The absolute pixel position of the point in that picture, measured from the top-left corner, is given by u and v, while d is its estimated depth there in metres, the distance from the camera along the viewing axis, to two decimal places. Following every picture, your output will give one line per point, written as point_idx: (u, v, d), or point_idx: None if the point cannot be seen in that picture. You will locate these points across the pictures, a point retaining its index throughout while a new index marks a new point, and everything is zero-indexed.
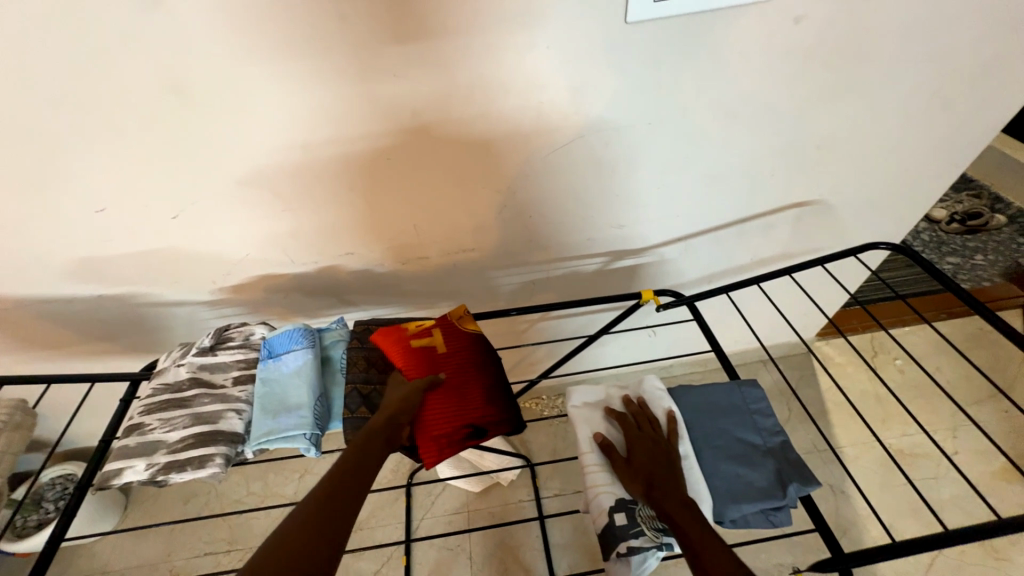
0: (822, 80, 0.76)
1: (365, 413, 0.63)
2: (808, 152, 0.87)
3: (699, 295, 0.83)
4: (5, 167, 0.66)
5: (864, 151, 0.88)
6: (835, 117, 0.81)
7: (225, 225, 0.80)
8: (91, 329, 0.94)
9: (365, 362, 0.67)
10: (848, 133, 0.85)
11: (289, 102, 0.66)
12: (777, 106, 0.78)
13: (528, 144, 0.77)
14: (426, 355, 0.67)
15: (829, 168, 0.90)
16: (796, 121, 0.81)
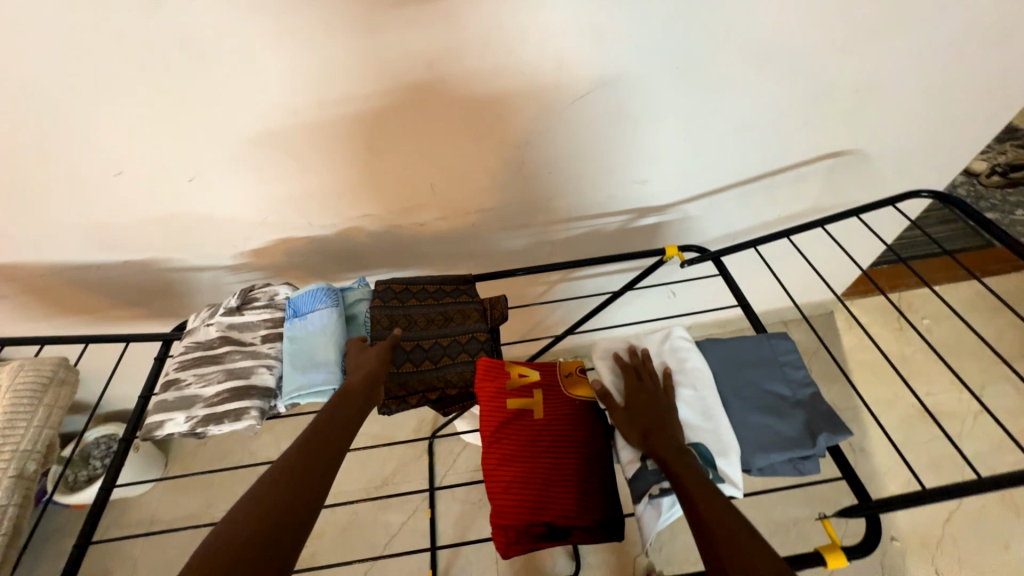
0: (870, 13, 0.69)
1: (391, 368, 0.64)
2: (847, 97, 0.81)
3: (725, 250, 0.80)
4: (19, 130, 0.65)
5: (910, 94, 0.82)
6: (880, 56, 0.75)
7: (241, 188, 0.79)
8: (121, 294, 0.96)
9: (388, 319, 0.67)
10: (893, 75, 0.79)
11: (298, 54, 0.63)
12: (817, 45, 0.72)
13: (551, 96, 0.73)
14: (519, 422, 0.58)
15: (870, 113, 0.85)
16: (837, 62, 0.75)
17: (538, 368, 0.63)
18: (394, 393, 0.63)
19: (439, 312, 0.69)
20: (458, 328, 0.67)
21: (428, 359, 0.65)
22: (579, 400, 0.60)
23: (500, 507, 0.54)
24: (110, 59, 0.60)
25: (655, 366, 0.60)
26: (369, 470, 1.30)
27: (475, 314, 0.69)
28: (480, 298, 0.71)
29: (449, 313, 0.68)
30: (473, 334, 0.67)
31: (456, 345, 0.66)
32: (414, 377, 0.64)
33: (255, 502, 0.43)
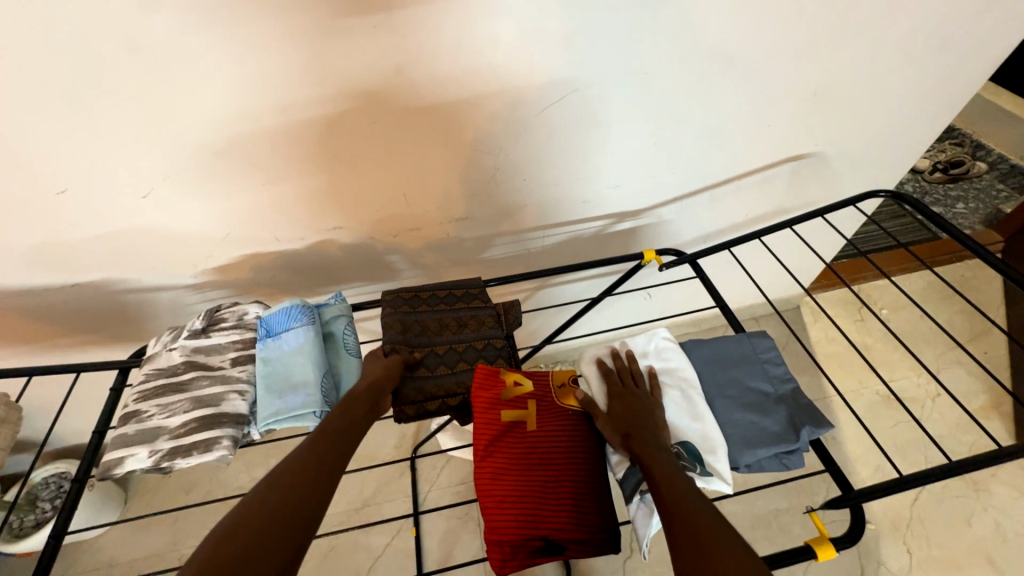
0: (823, 22, 0.73)
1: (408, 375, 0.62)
2: (806, 102, 0.85)
3: (700, 252, 0.82)
4: None
5: (862, 98, 0.87)
6: (834, 62, 0.80)
7: (203, 202, 0.75)
8: (69, 320, 0.89)
9: (401, 325, 0.64)
10: (846, 80, 0.83)
11: (262, 60, 0.60)
12: (777, 52, 0.75)
13: (526, 102, 0.73)
14: (513, 434, 0.57)
15: (826, 116, 0.89)
16: (798, 69, 0.79)
17: (531, 377, 0.62)
18: (411, 399, 0.61)
19: (452, 318, 0.67)
20: (473, 334, 0.66)
21: (442, 364, 0.63)
22: (571, 408, 0.59)
23: (495, 522, 0.52)
24: (51, 65, 0.55)
25: (643, 370, 0.61)
26: (349, 492, 1.26)
27: (491, 320, 0.67)
28: (493, 304, 0.70)
29: (463, 318, 0.67)
30: (490, 341, 0.66)
31: (472, 351, 0.65)
32: (430, 384, 0.62)
33: (249, 512, 0.40)
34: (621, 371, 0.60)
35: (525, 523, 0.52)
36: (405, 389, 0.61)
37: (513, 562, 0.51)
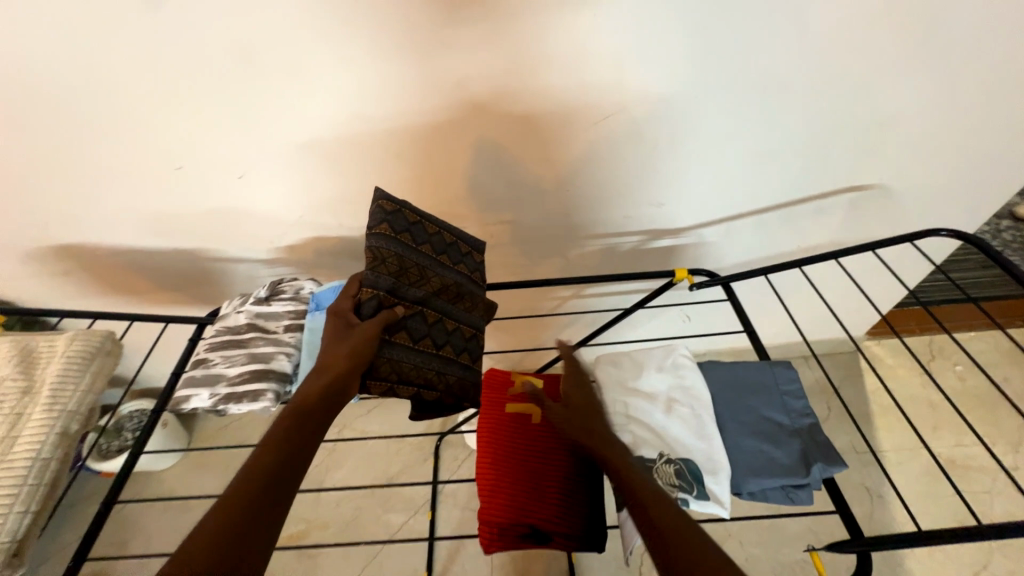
0: (891, 52, 0.70)
1: (391, 338, 0.60)
2: (871, 133, 0.81)
3: (735, 275, 0.80)
4: (98, 125, 0.74)
5: (938, 132, 0.82)
6: (904, 93, 0.75)
7: (282, 188, 0.86)
8: (166, 279, 1.05)
9: (397, 267, 0.62)
10: (919, 112, 0.78)
11: (342, 71, 0.69)
12: (837, 80, 0.73)
13: (571, 117, 0.77)
14: (517, 425, 0.61)
15: (894, 148, 0.84)
16: (861, 97, 0.76)
17: (541, 378, 0.66)
18: (383, 370, 0.58)
19: (453, 283, 0.67)
20: (464, 315, 0.68)
21: (426, 338, 0.63)
22: None
23: (485, 504, 0.55)
24: (181, 67, 0.68)
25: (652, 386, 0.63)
26: (375, 467, 1.37)
27: (483, 306, 0.71)
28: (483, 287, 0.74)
29: (461, 290, 0.68)
30: (473, 331, 0.69)
31: (459, 338, 0.66)
32: (406, 358, 0.60)
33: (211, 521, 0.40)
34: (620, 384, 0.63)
35: (515, 511, 0.54)
36: (380, 358, 0.58)
37: (500, 544, 0.54)
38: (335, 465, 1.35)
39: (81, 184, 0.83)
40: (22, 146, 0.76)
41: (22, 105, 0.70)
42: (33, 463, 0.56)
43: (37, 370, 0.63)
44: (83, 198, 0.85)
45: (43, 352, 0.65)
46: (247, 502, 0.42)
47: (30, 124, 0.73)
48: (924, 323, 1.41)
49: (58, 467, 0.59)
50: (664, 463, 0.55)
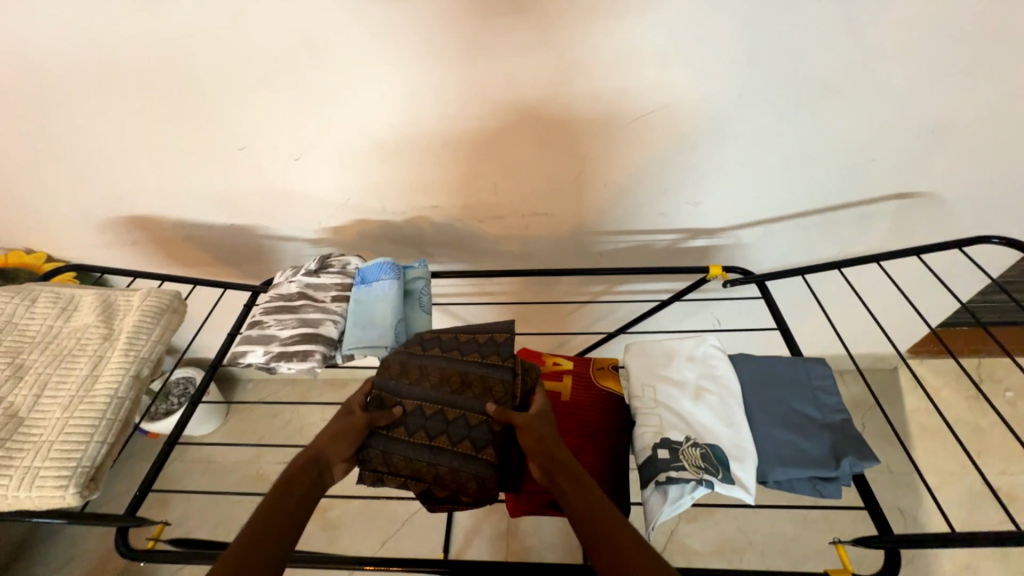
0: (950, 55, 0.69)
1: (379, 430, 0.60)
2: (922, 139, 0.80)
3: (771, 274, 0.80)
4: (178, 106, 0.81)
5: (997, 140, 0.79)
6: (961, 98, 0.74)
7: (335, 171, 0.92)
8: (222, 253, 1.13)
9: (399, 367, 0.64)
10: (976, 118, 0.76)
11: (399, 63, 0.73)
12: (889, 82, 0.73)
13: (614, 112, 0.79)
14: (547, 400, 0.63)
15: (948, 155, 0.82)
16: (914, 102, 0.75)
17: (571, 359, 0.69)
18: (374, 464, 0.60)
19: (456, 372, 0.63)
20: (475, 400, 0.62)
21: (423, 431, 0.61)
22: (605, 390, 0.64)
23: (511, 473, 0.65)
24: (255, 54, 0.73)
25: (682, 373, 0.64)
26: None
27: (499, 389, 0.62)
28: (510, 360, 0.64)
29: (468, 376, 0.63)
30: (481, 417, 0.61)
31: (462, 426, 0.61)
32: (398, 452, 0.60)
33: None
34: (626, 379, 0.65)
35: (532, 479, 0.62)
36: (370, 449, 0.60)
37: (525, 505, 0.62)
38: None
39: (158, 160, 0.91)
40: (113, 123, 0.84)
41: (116, 86, 0.78)
42: (112, 399, 0.62)
43: (116, 321, 0.70)
44: (159, 174, 0.94)
45: (121, 306, 0.72)
46: (242, 555, 0.44)
47: (122, 103, 0.81)
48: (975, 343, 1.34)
49: (130, 406, 0.64)
50: (691, 446, 0.56)
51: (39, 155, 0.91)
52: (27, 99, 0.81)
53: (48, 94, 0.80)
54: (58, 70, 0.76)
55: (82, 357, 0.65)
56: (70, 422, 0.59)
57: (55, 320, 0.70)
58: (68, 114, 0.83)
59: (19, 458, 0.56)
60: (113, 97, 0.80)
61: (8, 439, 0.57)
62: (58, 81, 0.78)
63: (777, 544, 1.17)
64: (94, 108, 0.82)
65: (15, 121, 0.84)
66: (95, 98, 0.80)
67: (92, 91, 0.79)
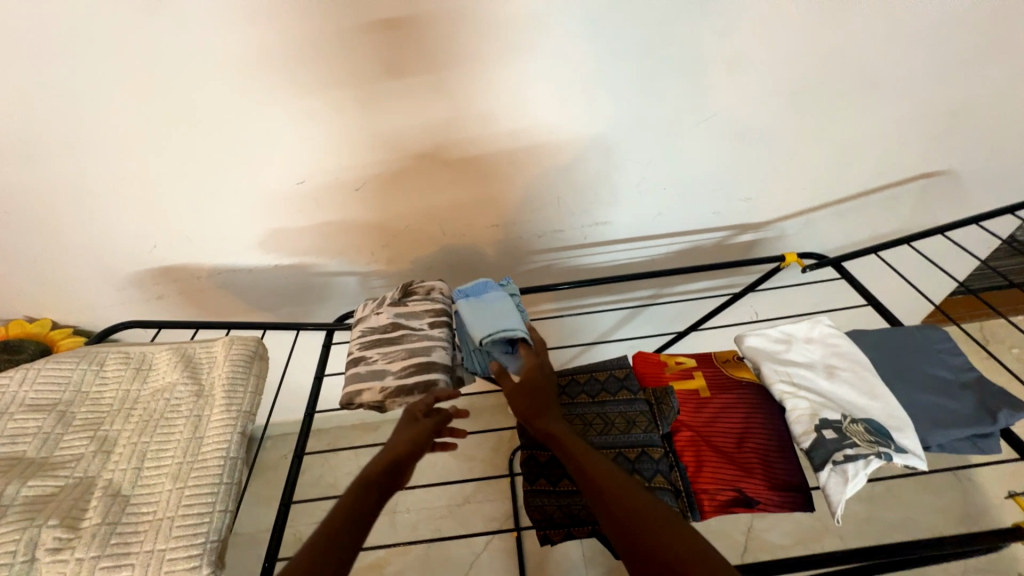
0: (994, 42, 0.74)
1: (546, 487, 0.58)
2: (961, 123, 0.86)
3: (844, 256, 0.87)
4: (223, 142, 0.73)
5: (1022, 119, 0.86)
6: (998, 82, 0.80)
7: (392, 199, 0.85)
8: (256, 299, 1.02)
9: None
10: (1008, 100, 0.83)
11: (481, 82, 0.71)
12: (938, 70, 0.77)
13: (684, 115, 0.79)
14: (688, 400, 0.63)
15: (980, 136, 0.88)
16: (961, 90, 0.80)
17: (692, 356, 0.69)
18: (557, 521, 0.56)
19: (597, 415, 0.63)
20: (626, 438, 0.60)
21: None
22: (743, 380, 0.65)
23: None
24: (319, 81, 0.68)
25: (811, 354, 0.65)
26: (449, 488, 1.35)
27: (642, 420, 0.61)
28: (641, 393, 0.64)
29: (608, 416, 0.62)
30: (640, 449, 0.59)
31: (625, 462, 0.58)
32: (574, 500, 0.57)
33: None
34: (753, 379, 0.65)
35: None
36: (543, 505, 0.58)
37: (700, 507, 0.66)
38: (405, 488, 1.35)
39: (196, 202, 0.81)
40: (148, 164, 0.74)
41: (159, 123, 0.70)
42: (225, 461, 0.55)
43: (203, 376, 0.63)
44: (196, 218, 0.83)
45: (203, 359, 0.65)
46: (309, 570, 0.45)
47: (163, 142, 0.72)
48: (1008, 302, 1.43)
49: (241, 468, 0.57)
50: (852, 423, 0.56)
51: (44, 210, 0.79)
52: (48, 143, 0.70)
53: (76, 135, 0.70)
54: (92, 108, 0.67)
55: (178, 420, 0.58)
56: (185, 493, 0.52)
57: (131, 384, 0.62)
58: (95, 156, 0.73)
59: (136, 543, 0.48)
60: (153, 136, 0.71)
61: (118, 522, 0.49)
62: (92, 120, 0.68)
63: (853, 525, 1.18)
64: (128, 149, 0.72)
65: (24, 169, 0.72)
66: (133, 137, 0.71)
67: (130, 130, 0.70)
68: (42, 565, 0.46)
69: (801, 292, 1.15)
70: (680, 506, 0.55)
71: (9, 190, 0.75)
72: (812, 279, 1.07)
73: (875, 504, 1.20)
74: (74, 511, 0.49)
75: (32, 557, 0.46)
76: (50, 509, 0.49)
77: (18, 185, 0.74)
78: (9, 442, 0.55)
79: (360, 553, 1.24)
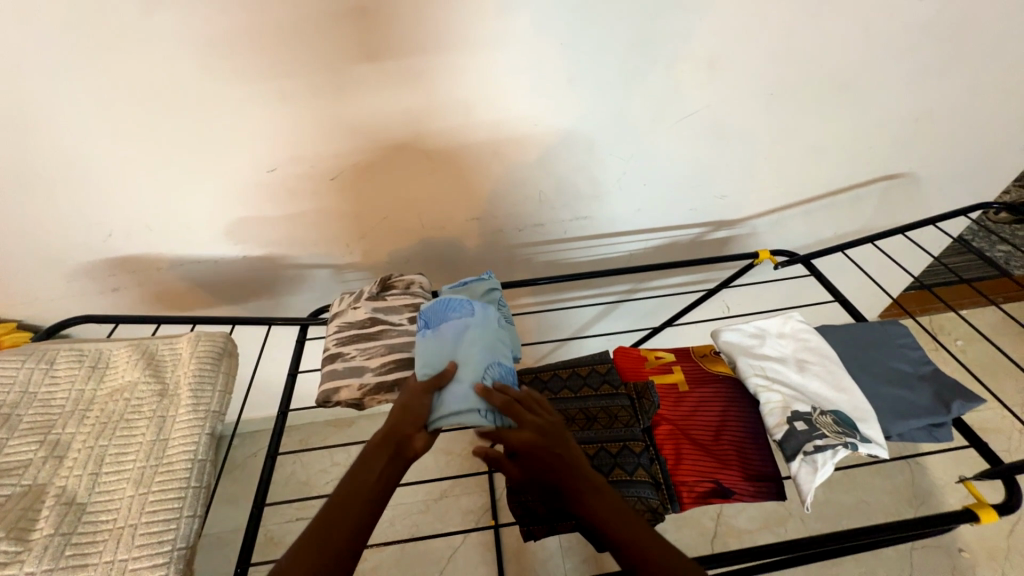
0: (952, 52, 0.78)
1: (528, 483, 0.59)
2: (922, 128, 0.90)
3: (814, 254, 0.91)
4: (185, 124, 0.68)
5: (976, 126, 0.91)
6: (955, 90, 0.84)
7: (369, 189, 0.82)
8: (223, 292, 0.97)
9: None
10: (963, 108, 0.87)
11: (463, 71, 0.69)
12: (903, 77, 0.81)
13: (666, 111, 0.79)
14: (666, 394, 0.65)
15: (937, 141, 0.93)
16: (922, 96, 0.84)
17: (671, 351, 0.71)
18: (539, 517, 0.58)
19: (579, 410, 0.63)
20: (607, 432, 0.61)
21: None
22: (720, 374, 0.67)
23: None
24: (291, 63, 0.64)
25: (783, 348, 0.67)
26: (427, 482, 1.34)
27: (623, 414, 0.62)
28: (622, 388, 0.65)
29: (590, 411, 0.63)
30: (621, 443, 0.60)
31: (606, 456, 0.59)
32: None
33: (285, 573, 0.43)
34: (728, 372, 0.67)
35: None
36: (525, 502, 0.58)
37: None
38: None
39: (157, 189, 0.76)
40: (101, 145, 0.69)
41: (113, 101, 0.64)
42: (193, 464, 0.52)
43: (166, 374, 0.59)
44: (155, 205, 0.78)
45: (166, 356, 0.61)
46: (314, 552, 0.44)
47: (119, 122, 0.67)
48: (955, 295, 1.53)
49: (210, 471, 0.54)
50: (821, 415, 0.58)
51: None
52: None
53: (18, 112, 0.63)
54: (36, 83, 0.61)
55: (140, 421, 0.54)
56: (149, 498, 0.49)
57: (85, 384, 0.57)
58: (40, 136, 0.66)
59: (95, 554, 0.45)
60: (107, 116, 0.66)
61: (73, 533, 0.46)
62: (35, 96, 0.62)
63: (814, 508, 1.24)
64: (78, 129, 0.66)
65: None
66: (84, 116, 0.65)
67: (80, 108, 0.64)
68: None
69: (770, 287, 1.19)
70: (659, 499, 0.56)
71: None
72: (782, 275, 1.11)
73: (834, 489, 1.27)
74: (23, 522, 0.46)
75: None
76: None
77: None
78: None
79: None
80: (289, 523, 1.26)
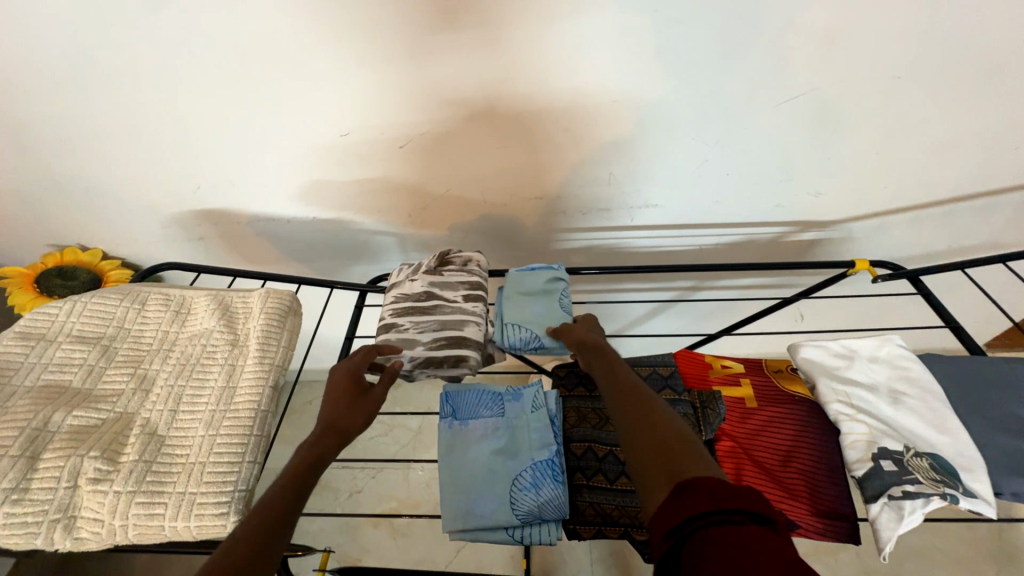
0: None
1: (582, 481, 0.57)
2: None
3: (925, 269, 0.78)
4: (267, 85, 0.70)
5: None
6: None
7: (434, 160, 0.81)
8: (292, 250, 1.01)
9: (576, 415, 0.62)
10: None
11: (542, 40, 0.64)
12: None
13: (764, 95, 0.70)
14: (732, 408, 0.60)
15: None
16: None
17: (740, 361, 0.66)
18: (588, 519, 0.55)
19: None
20: None
21: (624, 476, 0.57)
22: (795, 394, 0.60)
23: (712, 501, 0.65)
24: (369, 27, 0.63)
25: (877, 377, 0.58)
26: None
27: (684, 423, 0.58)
28: (685, 395, 0.61)
29: None
30: None
31: None
32: (606, 499, 0.56)
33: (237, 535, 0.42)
34: (802, 393, 0.60)
35: None
36: (577, 503, 0.56)
37: None
38: (422, 446, 1.39)
39: (240, 149, 0.79)
40: (194, 104, 0.72)
41: (203, 61, 0.67)
42: (257, 412, 0.55)
43: (238, 325, 0.63)
44: (236, 163, 0.82)
45: (239, 308, 0.65)
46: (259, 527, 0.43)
47: (208, 82, 0.69)
48: None
49: (271, 421, 0.58)
50: (915, 457, 0.51)
51: (92, 143, 0.79)
52: (94, 74, 0.68)
53: (123, 69, 0.68)
54: (138, 41, 0.64)
55: (214, 366, 0.58)
56: (216, 441, 0.52)
57: (170, 326, 0.62)
58: (141, 92, 0.71)
59: (170, 484, 0.49)
60: (197, 75, 0.68)
61: (153, 461, 0.50)
62: (137, 53, 0.66)
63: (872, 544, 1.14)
64: (173, 86, 0.70)
65: (73, 100, 0.72)
66: (180, 75, 0.69)
67: (177, 68, 0.68)
68: (83, 492, 0.48)
69: (858, 300, 1.06)
70: None
71: (63, 122, 0.75)
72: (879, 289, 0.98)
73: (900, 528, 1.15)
74: (113, 446, 0.51)
75: (74, 484, 0.48)
76: (91, 441, 0.50)
77: (66, 116, 0.74)
78: (56, 370, 0.57)
79: (374, 504, 1.29)
80: (335, 470, 1.35)
